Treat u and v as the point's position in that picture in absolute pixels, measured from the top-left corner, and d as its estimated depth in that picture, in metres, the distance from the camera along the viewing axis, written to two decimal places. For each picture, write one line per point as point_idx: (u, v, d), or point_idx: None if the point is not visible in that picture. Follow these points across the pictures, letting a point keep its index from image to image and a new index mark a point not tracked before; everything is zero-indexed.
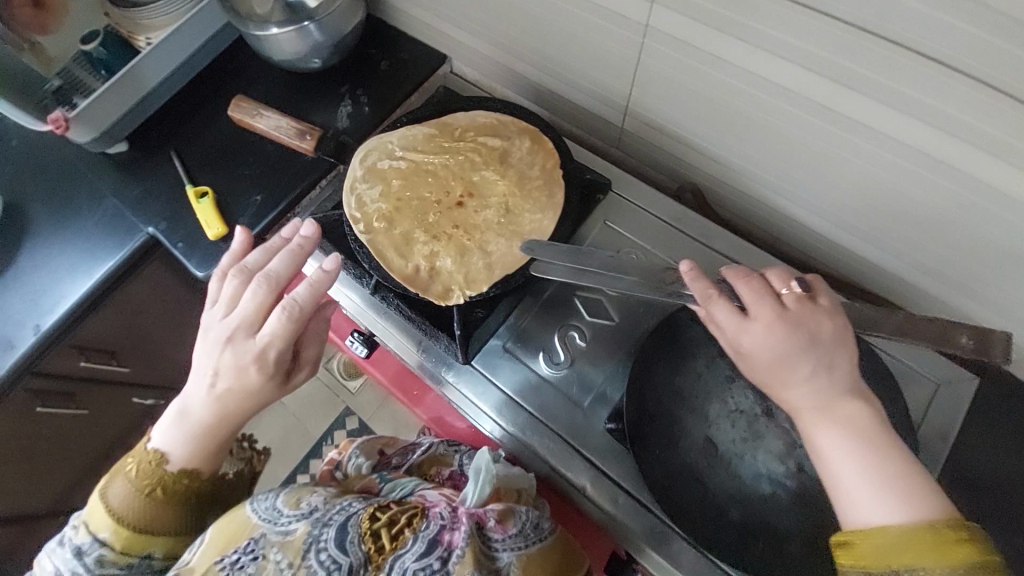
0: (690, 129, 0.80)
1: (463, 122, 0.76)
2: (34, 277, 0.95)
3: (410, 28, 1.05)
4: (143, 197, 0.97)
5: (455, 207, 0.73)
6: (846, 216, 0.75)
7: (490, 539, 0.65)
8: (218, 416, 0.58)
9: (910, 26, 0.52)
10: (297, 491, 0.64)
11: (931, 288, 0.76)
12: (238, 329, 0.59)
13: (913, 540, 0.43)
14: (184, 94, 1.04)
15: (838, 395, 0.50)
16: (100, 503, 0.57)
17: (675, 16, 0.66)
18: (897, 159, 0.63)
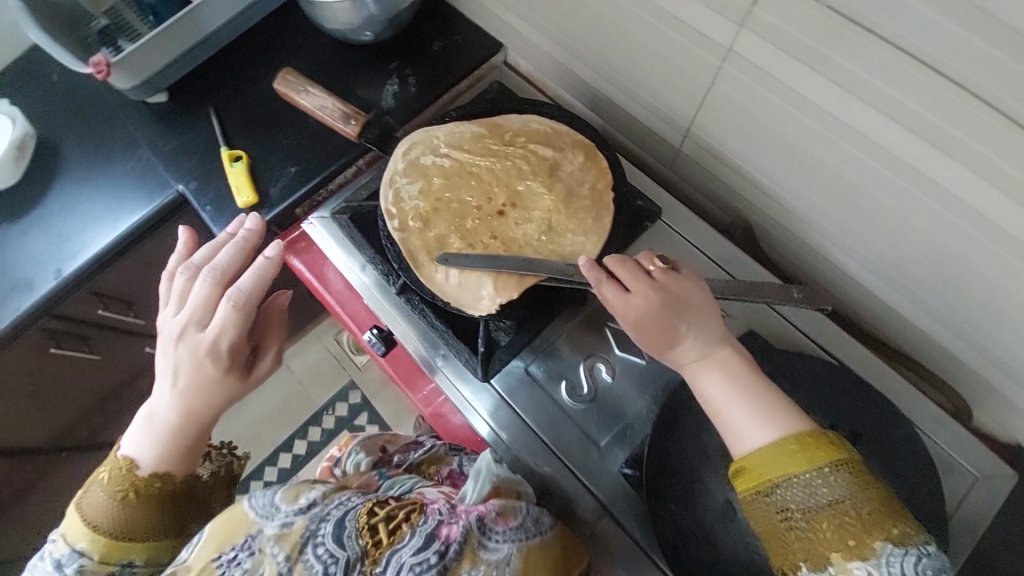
0: (752, 164, 0.74)
1: (516, 125, 0.72)
2: (59, 219, 0.94)
3: (468, 10, 1.00)
4: (177, 153, 0.95)
5: (496, 216, 0.69)
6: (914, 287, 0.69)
7: (489, 530, 0.57)
8: (184, 416, 0.59)
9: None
10: (298, 485, 0.57)
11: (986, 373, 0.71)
12: (188, 325, 0.62)
13: (783, 450, 0.47)
14: (230, 50, 1.01)
15: (708, 346, 0.54)
16: (74, 515, 0.56)
17: (764, 46, 0.60)
18: (982, 238, 0.57)
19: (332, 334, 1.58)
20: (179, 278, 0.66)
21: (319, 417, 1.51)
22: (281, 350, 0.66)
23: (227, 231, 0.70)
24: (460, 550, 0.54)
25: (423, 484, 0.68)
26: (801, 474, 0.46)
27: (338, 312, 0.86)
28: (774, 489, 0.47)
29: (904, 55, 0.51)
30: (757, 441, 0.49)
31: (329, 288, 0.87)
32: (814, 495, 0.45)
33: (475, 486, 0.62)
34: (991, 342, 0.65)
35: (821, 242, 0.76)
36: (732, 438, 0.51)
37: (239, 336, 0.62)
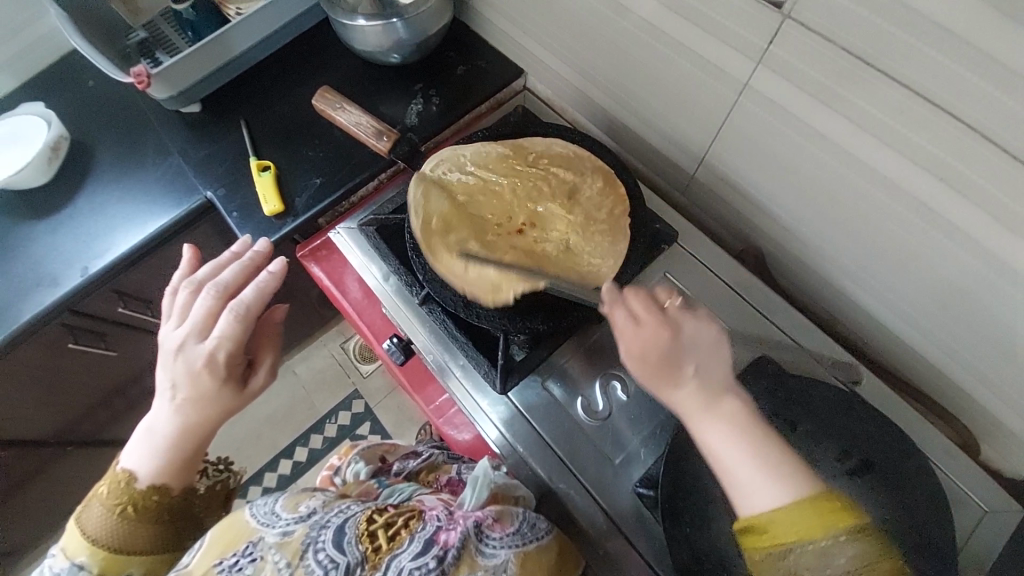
0: (764, 193, 0.76)
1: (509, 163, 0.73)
2: (88, 219, 0.97)
3: (491, 37, 1.05)
4: (208, 160, 0.98)
5: (493, 293, 0.65)
6: (929, 323, 0.69)
7: (486, 535, 0.59)
8: (180, 428, 0.59)
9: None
10: (297, 495, 0.59)
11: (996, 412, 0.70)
12: (186, 338, 0.61)
13: (801, 515, 0.44)
14: (263, 65, 1.05)
15: (716, 396, 0.50)
16: (73, 529, 0.56)
17: (781, 83, 0.64)
18: (996, 277, 0.58)
19: (338, 342, 1.59)
20: (183, 293, 0.66)
21: (321, 425, 1.51)
22: (276, 365, 0.65)
23: (234, 250, 0.72)
24: (458, 555, 0.55)
25: (420, 493, 0.68)
26: (820, 542, 0.43)
27: (354, 319, 0.88)
28: (792, 556, 0.43)
29: (917, 99, 0.54)
30: (778, 500, 0.45)
31: (347, 296, 0.89)
32: (834, 563, 0.42)
33: (473, 494, 0.63)
34: (999, 376, 0.66)
35: (827, 267, 0.76)
36: (745, 490, 0.47)
37: (237, 348, 0.62)
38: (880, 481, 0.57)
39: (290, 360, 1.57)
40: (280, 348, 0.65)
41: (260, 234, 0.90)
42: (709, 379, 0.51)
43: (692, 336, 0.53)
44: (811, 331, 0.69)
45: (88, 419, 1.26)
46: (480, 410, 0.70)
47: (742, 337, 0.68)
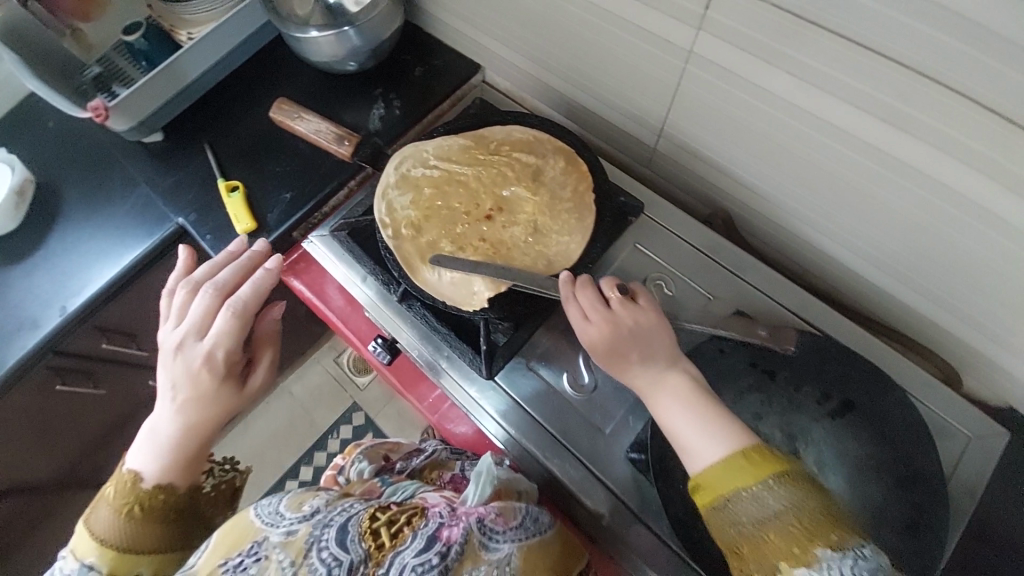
0: (724, 157, 0.78)
1: (468, 151, 0.74)
2: (62, 258, 0.96)
3: (445, 35, 1.06)
4: (176, 187, 0.98)
5: (467, 303, 0.66)
6: (895, 262, 0.70)
7: (490, 529, 0.60)
8: (182, 429, 0.60)
9: (980, 77, 0.49)
10: (301, 495, 0.60)
11: (972, 341, 0.71)
12: (186, 336, 0.64)
13: (730, 466, 0.48)
14: (220, 88, 1.05)
15: (662, 373, 0.57)
16: (81, 532, 0.55)
17: (724, 47, 0.65)
18: (952, 210, 0.60)
19: (332, 357, 1.59)
20: (180, 295, 0.68)
21: (324, 441, 1.51)
22: (273, 362, 0.68)
23: (229, 251, 0.74)
24: (462, 551, 0.56)
25: (424, 489, 0.69)
26: (748, 488, 0.46)
27: (340, 327, 0.89)
28: (725, 504, 0.47)
29: (853, 46, 0.55)
30: (712, 457, 0.50)
31: (330, 305, 0.90)
32: (761, 505, 0.46)
33: (476, 491, 0.65)
34: (968, 306, 0.67)
35: (793, 221, 0.78)
36: (690, 454, 0.52)
37: (235, 346, 0.64)
38: (865, 417, 0.57)
39: (285, 380, 1.57)
40: (277, 344, 0.68)
41: None
42: (655, 360, 0.57)
43: (636, 323, 0.58)
44: (784, 285, 0.70)
45: (86, 462, 1.25)
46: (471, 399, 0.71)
47: (714, 296, 0.70)
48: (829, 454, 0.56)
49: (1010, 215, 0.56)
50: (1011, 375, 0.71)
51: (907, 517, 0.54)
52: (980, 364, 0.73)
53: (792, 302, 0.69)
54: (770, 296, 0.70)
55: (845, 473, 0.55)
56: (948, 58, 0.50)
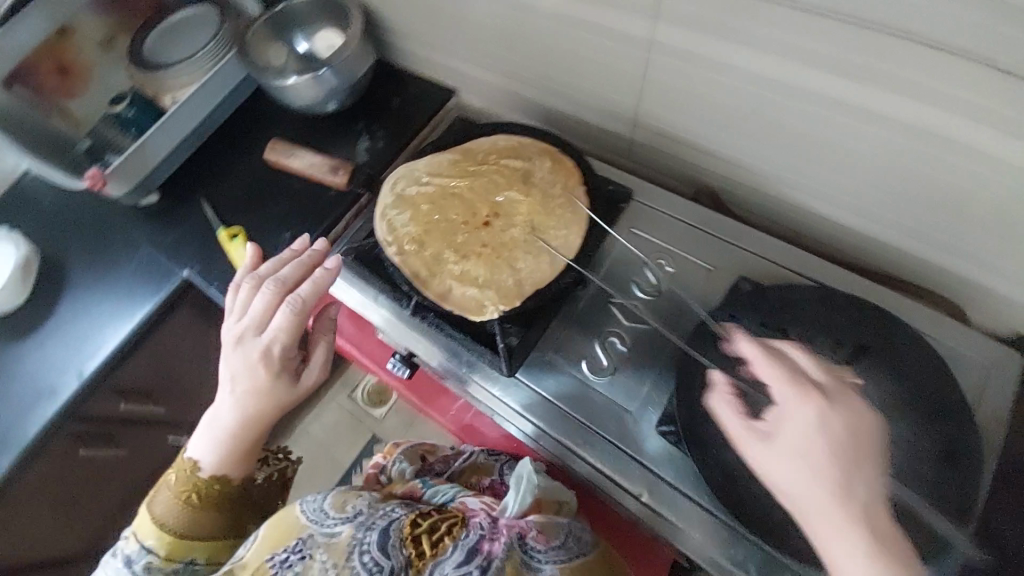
0: (700, 135, 0.81)
1: (459, 164, 0.77)
2: (70, 326, 0.97)
3: (418, 66, 1.10)
4: (176, 242, 1.00)
5: (478, 310, 0.67)
6: (882, 209, 0.72)
7: (532, 547, 0.63)
8: (240, 420, 0.64)
9: (926, 18, 0.52)
10: (344, 493, 0.65)
11: (971, 275, 0.72)
12: (246, 330, 0.66)
13: None
14: (208, 144, 1.08)
15: (852, 527, 0.42)
16: (145, 516, 0.63)
17: (684, 32, 0.68)
18: (928, 150, 0.62)
19: (344, 394, 1.58)
20: (244, 287, 0.69)
21: (346, 481, 1.48)
22: (327, 358, 0.69)
23: (294, 246, 0.73)
24: (502, 566, 0.60)
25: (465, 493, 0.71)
26: None
27: (356, 354, 0.90)
28: None
29: (805, 12, 0.58)
30: None
31: (342, 334, 0.91)
32: None
33: (517, 498, 0.66)
34: (959, 240, 0.69)
35: (779, 187, 0.80)
36: None
37: (291, 343, 0.65)
38: (880, 359, 0.59)
39: (300, 425, 1.56)
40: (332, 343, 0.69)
41: None
42: (849, 507, 0.43)
43: (828, 442, 0.44)
44: (779, 246, 0.72)
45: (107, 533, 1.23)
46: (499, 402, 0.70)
47: (714, 267, 0.71)
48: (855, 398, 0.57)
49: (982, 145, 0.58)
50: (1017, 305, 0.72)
51: (938, 445, 0.55)
52: (984, 296, 0.74)
53: (790, 260, 0.71)
54: (767, 258, 0.72)
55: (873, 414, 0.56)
56: (896, 9, 0.53)
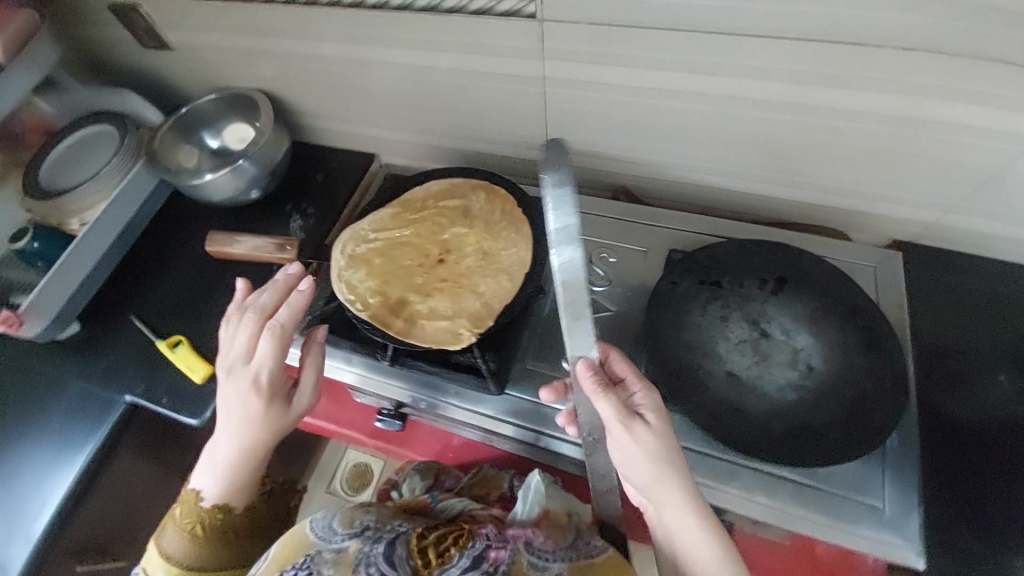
0: (605, 145, 0.92)
1: (402, 215, 0.82)
2: (5, 492, 0.85)
3: (334, 142, 1.16)
4: (112, 369, 0.93)
5: (455, 339, 0.70)
6: (764, 170, 0.86)
7: (539, 549, 0.68)
8: (240, 452, 0.69)
9: (743, 17, 0.67)
10: (352, 513, 0.71)
11: (848, 206, 0.86)
12: (234, 361, 0.69)
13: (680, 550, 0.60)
14: (130, 259, 1.05)
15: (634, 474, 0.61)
16: (155, 550, 0.72)
17: (568, 64, 0.80)
18: (780, 115, 0.76)
19: (326, 486, 1.48)
20: (233, 319, 0.72)
21: None
22: (316, 382, 0.72)
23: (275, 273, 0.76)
24: (508, 568, 0.64)
25: (472, 509, 0.77)
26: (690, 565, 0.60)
27: (339, 430, 0.91)
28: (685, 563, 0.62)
29: (656, 31, 0.72)
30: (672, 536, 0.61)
31: (317, 416, 0.91)
32: None
33: (529, 504, 0.77)
34: (831, 180, 0.83)
35: (679, 174, 0.92)
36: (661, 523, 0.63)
37: (278, 369, 0.69)
38: (799, 284, 0.70)
39: None
40: (317, 367, 0.71)
41: (201, 409, 0.87)
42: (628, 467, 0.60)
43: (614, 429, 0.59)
44: (694, 219, 0.82)
45: None
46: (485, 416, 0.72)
47: (649, 249, 0.80)
48: (787, 320, 0.67)
49: (819, 101, 0.73)
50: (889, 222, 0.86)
51: (865, 338, 0.64)
52: (865, 221, 0.87)
53: (710, 228, 0.81)
54: (690, 232, 0.81)
55: (806, 328, 0.66)
56: (724, 14, 0.67)
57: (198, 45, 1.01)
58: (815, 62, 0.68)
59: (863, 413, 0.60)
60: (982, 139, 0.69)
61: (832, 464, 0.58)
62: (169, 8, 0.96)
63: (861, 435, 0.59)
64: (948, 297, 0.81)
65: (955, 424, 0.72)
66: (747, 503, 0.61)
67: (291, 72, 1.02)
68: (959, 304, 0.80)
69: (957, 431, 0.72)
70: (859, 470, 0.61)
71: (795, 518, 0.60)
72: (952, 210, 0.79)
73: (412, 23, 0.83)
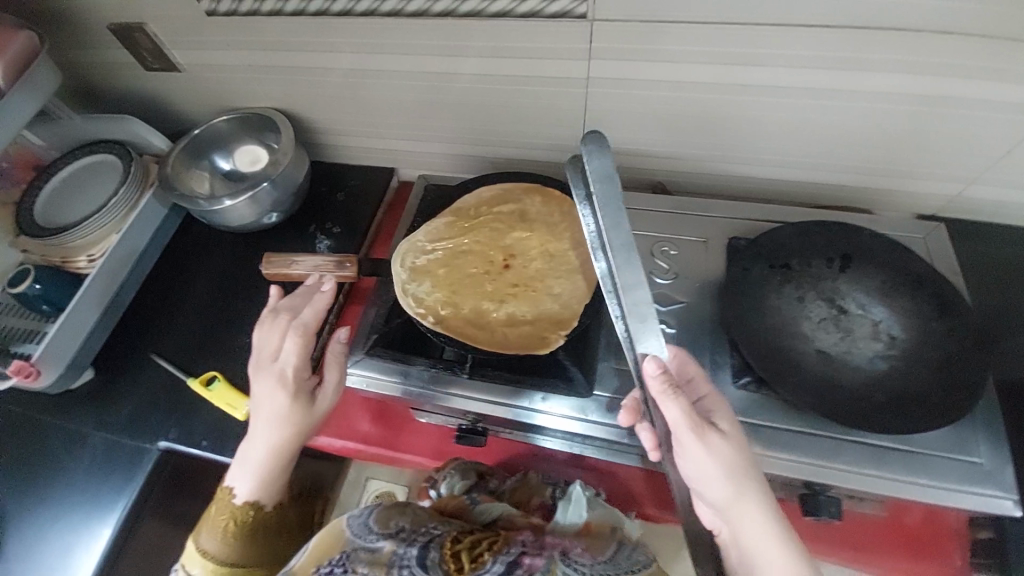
0: (643, 141, 0.91)
1: (457, 224, 0.80)
2: (32, 560, 0.78)
3: (351, 158, 1.12)
4: (138, 414, 0.85)
5: (543, 344, 0.68)
6: (804, 157, 0.87)
7: (578, 561, 0.63)
8: (268, 451, 0.68)
9: (791, 9, 0.68)
10: (388, 511, 0.68)
11: (885, 185, 0.88)
12: (262, 358, 0.69)
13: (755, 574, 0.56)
14: (143, 294, 0.97)
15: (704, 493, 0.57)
16: (192, 548, 0.69)
17: (609, 63, 0.80)
18: (821, 102, 0.77)
19: None
20: (265, 321, 0.72)
21: None
22: (340, 378, 0.71)
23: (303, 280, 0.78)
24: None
25: (512, 515, 0.74)
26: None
27: (391, 454, 0.84)
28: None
29: (702, 25, 0.72)
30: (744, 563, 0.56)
31: (364, 440, 0.84)
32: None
33: (573, 514, 0.74)
34: (868, 161, 0.85)
35: (717, 166, 0.93)
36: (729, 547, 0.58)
37: (303, 363, 0.69)
38: (866, 259, 0.72)
39: None
40: (341, 361, 0.70)
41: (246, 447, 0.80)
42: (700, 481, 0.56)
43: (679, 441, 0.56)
44: (746, 207, 0.83)
45: None
46: (594, 425, 0.67)
47: (707, 239, 0.81)
48: (861, 295, 0.70)
49: (861, 86, 0.74)
50: (921, 198, 0.89)
51: (939, 305, 0.67)
52: (900, 199, 0.90)
53: (761, 215, 0.83)
54: (744, 219, 0.83)
55: (880, 301, 0.69)
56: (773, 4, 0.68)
57: (207, 64, 0.96)
58: (859, 48, 0.70)
59: (954, 376, 0.62)
60: (1017, 113, 0.72)
61: (940, 428, 0.59)
62: (175, 25, 0.91)
63: (958, 396, 0.61)
64: (984, 263, 0.85)
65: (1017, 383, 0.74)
66: (857, 474, 0.63)
67: (306, 87, 0.97)
68: (996, 269, 0.85)
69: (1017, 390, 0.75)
70: (953, 432, 0.64)
71: (902, 486, 0.62)
72: (980, 182, 0.83)
73: (444, 28, 0.81)
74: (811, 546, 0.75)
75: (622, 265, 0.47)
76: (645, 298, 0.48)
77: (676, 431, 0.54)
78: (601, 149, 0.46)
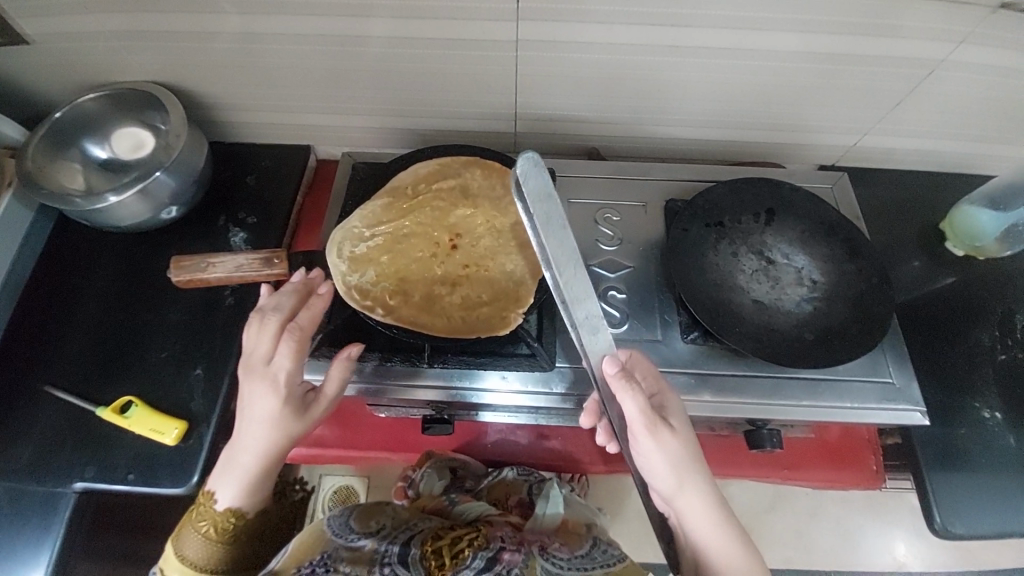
0: (578, 107, 0.89)
1: (394, 205, 0.74)
2: None
3: (260, 138, 0.99)
4: (39, 457, 0.73)
5: (503, 323, 0.67)
6: (728, 116, 0.90)
7: (555, 557, 0.64)
8: (254, 458, 0.60)
9: None
10: (364, 512, 0.67)
11: (797, 139, 0.95)
12: (253, 360, 0.59)
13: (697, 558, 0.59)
14: (16, 317, 0.82)
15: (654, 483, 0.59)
16: (172, 552, 0.63)
17: (539, 24, 0.75)
18: (743, 62, 0.80)
19: None
20: (252, 319, 0.61)
21: None
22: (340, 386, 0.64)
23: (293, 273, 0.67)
24: (522, 570, 0.60)
25: (489, 514, 0.76)
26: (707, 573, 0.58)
27: (354, 454, 0.81)
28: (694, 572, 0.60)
29: None
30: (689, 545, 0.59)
31: (324, 443, 0.80)
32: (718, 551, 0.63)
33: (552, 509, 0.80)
34: (784, 118, 0.90)
35: (649, 128, 0.93)
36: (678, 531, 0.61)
37: (297, 370, 0.60)
38: (786, 211, 0.78)
39: None
40: (338, 371, 0.62)
41: (182, 474, 0.72)
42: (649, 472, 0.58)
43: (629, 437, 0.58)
44: (680, 169, 0.86)
45: None
46: (561, 397, 0.69)
47: (646, 202, 0.83)
48: (785, 245, 0.76)
49: (777, 46, 0.77)
50: (828, 149, 0.97)
51: (847, 247, 0.75)
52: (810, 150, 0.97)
53: (693, 175, 0.87)
54: (678, 180, 0.86)
55: (801, 250, 0.75)
56: None
57: (56, 32, 0.79)
58: (776, 8, 0.72)
59: (865, 309, 0.71)
60: (908, 69, 0.79)
61: (858, 355, 0.67)
62: None
63: (870, 327, 0.69)
64: (878, 205, 0.96)
65: (900, 308, 0.87)
66: (801, 404, 0.71)
67: (190, 57, 0.83)
68: (887, 208, 0.96)
69: (909, 313, 0.87)
70: (869, 358, 0.74)
71: (837, 411, 0.71)
72: (873, 133, 0.92)
73: None
74: (756, 470, 0.84)
75: (573, 283, 0.50)
76: (595, 309, 0.53)
77: (631, 425, 0.55)
78: (537, 166, 0.46)
